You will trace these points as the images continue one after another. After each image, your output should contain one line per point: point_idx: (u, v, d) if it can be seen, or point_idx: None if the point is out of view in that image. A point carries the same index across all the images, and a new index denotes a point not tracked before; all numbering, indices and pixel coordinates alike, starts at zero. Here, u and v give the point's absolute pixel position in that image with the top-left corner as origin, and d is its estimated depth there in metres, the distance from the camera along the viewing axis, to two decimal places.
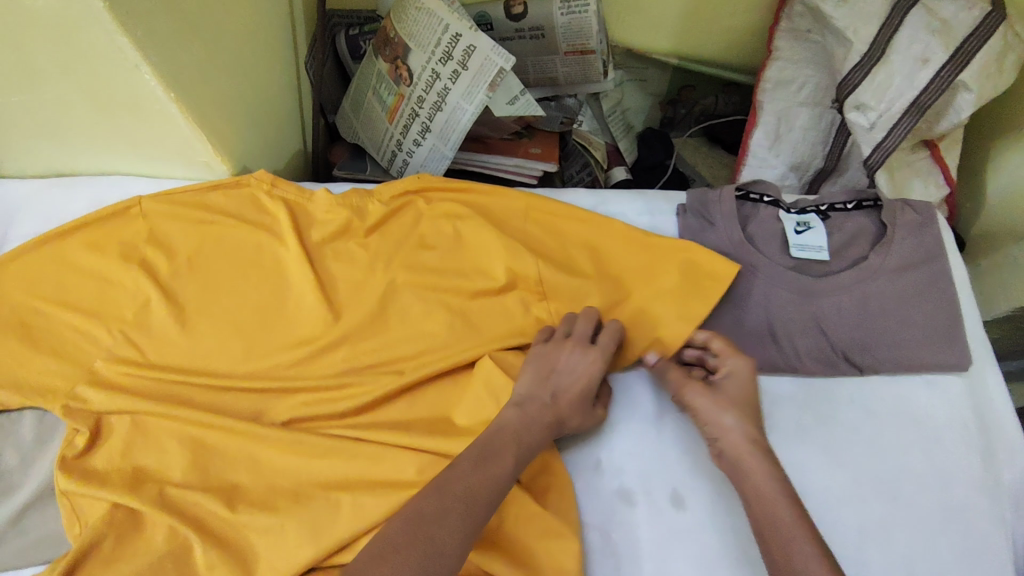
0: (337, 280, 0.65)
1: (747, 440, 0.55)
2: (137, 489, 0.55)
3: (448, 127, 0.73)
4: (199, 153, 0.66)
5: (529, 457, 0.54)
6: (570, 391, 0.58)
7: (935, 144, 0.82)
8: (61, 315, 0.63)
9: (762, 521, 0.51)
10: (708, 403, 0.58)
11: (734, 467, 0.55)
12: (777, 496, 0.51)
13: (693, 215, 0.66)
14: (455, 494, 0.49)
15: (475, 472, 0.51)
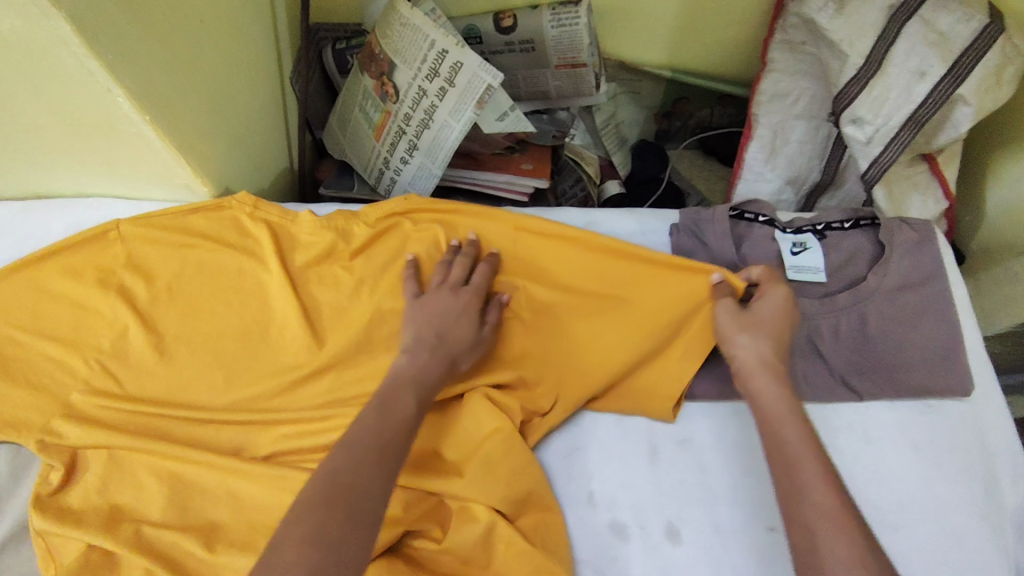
0: (321, 306, 0.64)
1: (760, 359, 0.53)
2: (111, 531, 0.53)
3: (435, 145, 0.71)
4: (178, 174, 0.64)
5: (428, 398, 0.53)
6: (456, 329, 0.58)
7: (934, 157, 0.80)
8: (35, 344, 0.61)
9: (790, 501, 0.45)
10: (730, 320, 0.56)
11: (751, 395, 0.52)
12: (810, 472, 0.45)
13: (686, 235, 0.64)
14: (365, 445, 0.47)
15: (381, 420, 0.49)
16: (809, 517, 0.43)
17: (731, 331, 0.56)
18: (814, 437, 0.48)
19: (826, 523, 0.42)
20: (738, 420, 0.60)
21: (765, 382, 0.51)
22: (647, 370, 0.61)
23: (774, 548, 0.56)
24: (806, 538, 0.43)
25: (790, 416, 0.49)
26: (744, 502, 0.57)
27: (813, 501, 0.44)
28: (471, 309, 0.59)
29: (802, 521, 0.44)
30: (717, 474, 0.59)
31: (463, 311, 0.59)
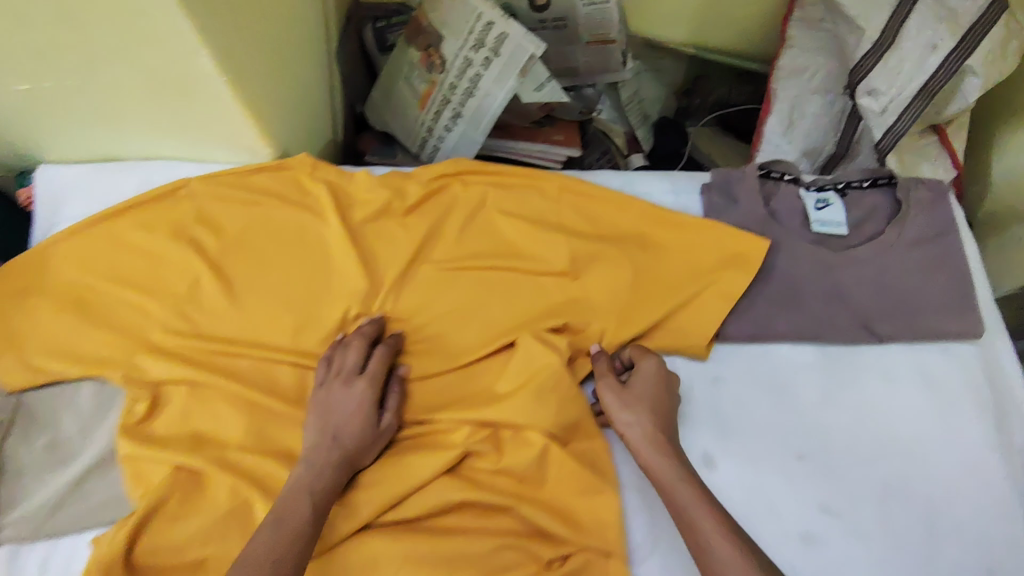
0: (378, 258, 0.68)
1: (646, 439, 0.58)
2: (197, 454, 0.59)
3: (478, 113, 0.76)
4: (244, 136, 0.69)
5: (331, 496, 0.55)
6: (361, 429, 0.58)
7: (944, 129, 0.86)
8: (114, 290, 0.66)
9: (702, 560, 0.51)
10: (615, 398, 0.60)
11: (655, 481, 0.56)
12: (708, 523, 0.52)
13: (717, 193, 0.69)
14: (257, 560, 0.50)
15: (297, 517, 0.52)
16: (721, 573, 0.50)
17: (614, 409, 0.60)
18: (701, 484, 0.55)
19: (741, 572, 0.49)
20: (767, 360, 0.66)
21: (645, 445, 0.57)
22: (684, 315, 0.65)
23: (800, 474, 0.62)
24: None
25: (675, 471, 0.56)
26: (773, 434, 0.63)
27: (721, 556, 0.50)
28: (369, 401, 0.59)
29: (717, 575, 0.50)
30: (748, 409, 0.64)
31: (365, 408, 0.59)
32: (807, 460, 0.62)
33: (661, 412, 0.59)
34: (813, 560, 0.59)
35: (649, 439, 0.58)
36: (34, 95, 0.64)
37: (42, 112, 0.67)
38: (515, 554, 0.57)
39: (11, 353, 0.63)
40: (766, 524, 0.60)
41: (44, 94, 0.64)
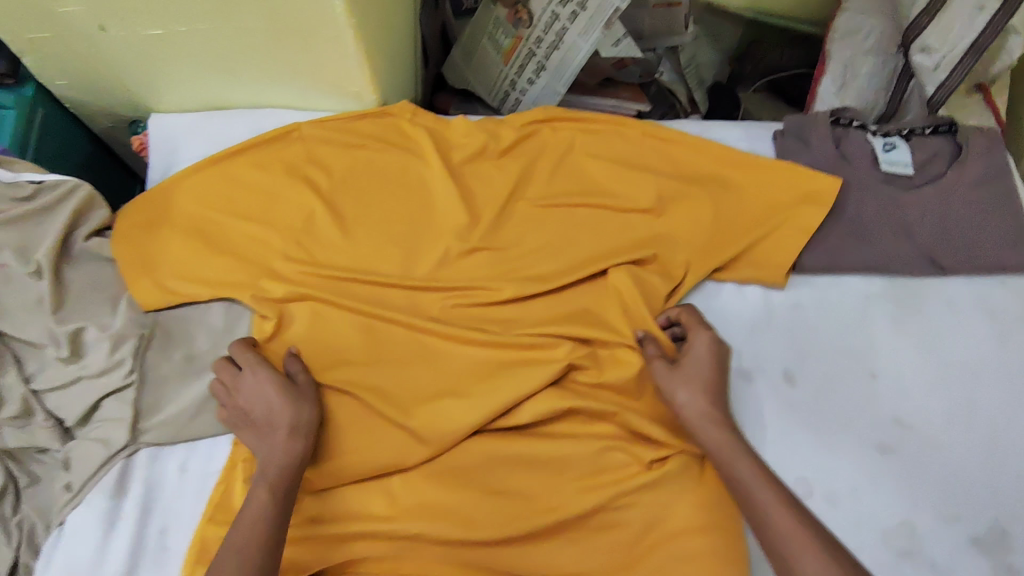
0: (476, 195, 0.74)
1: (699, 413, 0.59)
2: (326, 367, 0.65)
3: (563, 64, 0.81)
4: (354, 83, 0.74)
5: (284, 474, 0.56)
6: (292, 414, 0.59)
7: (988, 87, 0.91)
8: (235, 223, 0.71)
9: (765, 537, 0.52)
10: (666, 376, 0.61)
11: (727, 474, 0.56)
12: (770, 500, 0.53)
13: (792, 137, 0.75)
14: (236, 548, 0.52)
15: (254, 512, 0.54)
16: (781, 548, 0.50)
17: (669, 387, 0.61)
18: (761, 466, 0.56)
19: (799, 548, 0.49)
20: (839, 291, 0.71)
21: (705, 419, 0.59)
22: (761, 249, 0.71)
23: (874, 391, 0.68)
24: (781, 557, 0.50)
25: (739, 453, 0.56)
26: (848, 356, 0.69)
27: (781, 532, 0.51)
28: (271, 378, 0.60)
29: (778, 551, 0.50)
30: (823, 334, 0.70)
31: (278, 393, 0.59)
32: (881, 379, 0.68)
33: (712, 386, 0.61)
34: (887, 466, 0.65)
35: (705, 415, 0.59)
36: (164, 41, 0.69)
37: (165, 58, 0.72)
38: (617, 455, 0.63)
39: (145, 276, 0.68)
40: (844, 436, 0.66)
41: (173, 39, 0.69)
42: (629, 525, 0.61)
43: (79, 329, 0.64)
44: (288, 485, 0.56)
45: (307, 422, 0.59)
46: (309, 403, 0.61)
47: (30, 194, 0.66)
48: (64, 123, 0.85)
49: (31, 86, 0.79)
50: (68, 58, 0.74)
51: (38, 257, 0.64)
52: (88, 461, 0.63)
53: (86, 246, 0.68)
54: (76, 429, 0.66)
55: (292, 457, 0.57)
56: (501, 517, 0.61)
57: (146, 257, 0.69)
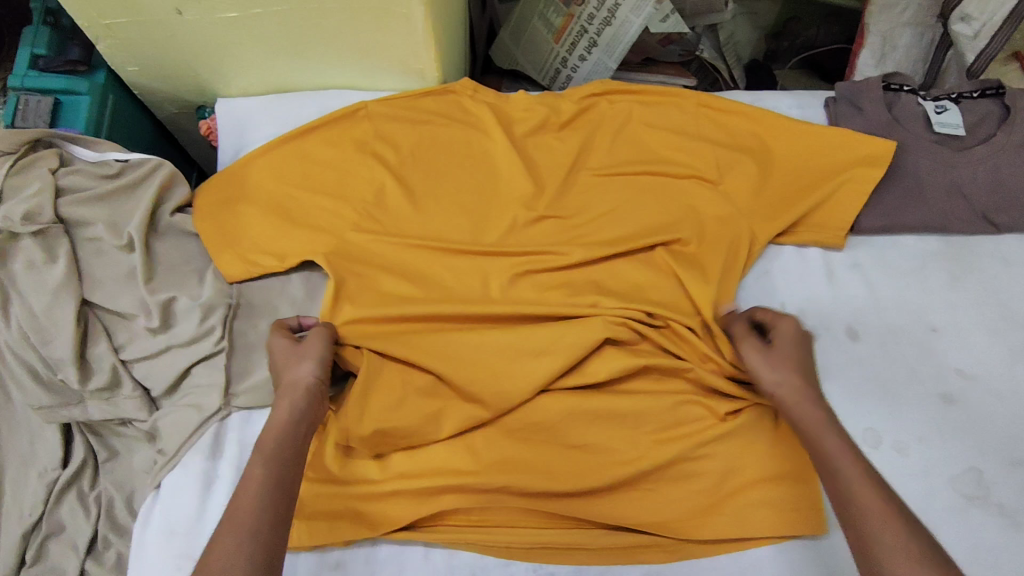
0: (539, 166, 0.77)
1: (796, 386, 0.58)
2: (408, 328, 0.68)
3: (614, 40, 0.83)
4: (419, 60, 0.78)
5: (298, 421, 0.58)
6: (291, 371, 0.61)
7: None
8: (310, 197, 0.74)
9: (845, 515, 0.49)
10: (761, 356, 0.61)
11: (810, 446, 0.54)
12: (851, 468, 0.51)
13: (844, 102, 0.77)
14: (252, 478, 0.53)
15: (263, 455, 0.54)
16: (862, 527, 0.48)
17: (760, 367, 0.60)
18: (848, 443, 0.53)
19: (882, 529, 0.47)
20: (896, 250, 0.74)
21: (798, 397, 0.57)
22: (819, 212, 0.73)
23: (935, 344, 0.70)
24: (857, 525, 0.48)
25: (828, 430, 0.54)
26: (907, 312, 0.71)
27: (862, 512, 0.48)
28: (285, 339, 0.63)
29: (858, 530, 0.48)
30: (881, 291, 0.72)
31: (290, 352, 0.62)
32: (940, 332, 0.70)
33: (802, 368, 0.60)
34: (950, 414, 0.67)
35: (796, 395, 0.57)
36: (240, 23, 0.73)
37: (238, 41, 0.76)
38: (690, 409, 0.65)
39: (227, 249, 0.71)
40: (908, 388, 0.68)
41: (249, 21, 0.72)
42: (706, 475, 0.62)
43: (170, 297, 0.67)
44: (292, 437, 0.56)
45: (308, 376, 0.60)
46: (311, 358, 0.62)
47: (116, 172, 0.70)
48: (130, 111, 0.88)
49: (102, 73, 0.82)
50: (143, 44, 0.77)
51: (129, 231, 0.67)
52: (183, 425, 0.66)
53: (171, 221, 0.71)
54: (161, 399, 0.68)
55: (292, 410, 0.58)
56: (581, 471, 0.62)
57: (230, 232, 0.72)
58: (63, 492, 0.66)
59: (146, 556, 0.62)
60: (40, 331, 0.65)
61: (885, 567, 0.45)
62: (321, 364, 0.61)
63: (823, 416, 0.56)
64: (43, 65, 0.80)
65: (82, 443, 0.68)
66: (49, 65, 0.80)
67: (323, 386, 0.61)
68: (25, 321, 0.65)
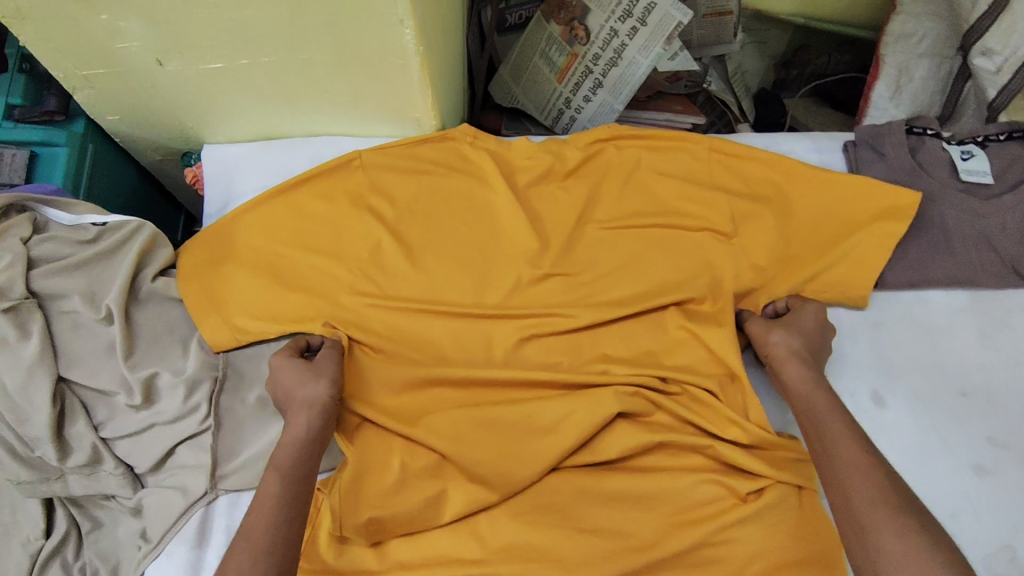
0: (543, 219, 0.72)
1: (792, 351, 0.61)
2: (408, 399, 0.64)
3: (621, 81, 0.80)
4: (416, 108, 0.74)
5: (312, 444, 0.56)
6: (303, 388, 0.58)
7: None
8: (301, 256, 0.69)
9: (838, 500, 0.50)
10: (763, 325, 0.64)
11: (804, 410, 0.57)
12: (839, 433, 0.53)
13: (865, 148, 0.74)
14: (265, 498, 0.52)
15: (272, 484, 0.52)
16: (858, 516, 0.48)
17: (764, 332, 0.63)
18: (852, 429, 0.54)
19: (877, 518, 0.48)
20: (922, 306, 0.70)
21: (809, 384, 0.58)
22: (841, 267, 0.69)
23: (966, 409, 0.66)
24: (838, 482, 0.51)
25: (832, 415, 0.55)
26: (935, 374, 0.67)
27: (861, 498, 0.49)
28: (289, 359, 0.60)
29: (854, 518, 0.49)
30: (907, 350, 0.68)
31: (296, 372, 0.59)
32: (972, 396, 0.66)
33: (805, 337, 0.62)
34: (984, 486, 0.63)
35: (809, 381, 0.59)
36: (227, 73, 0.69)
37: (224, 90, 0.72)
38: (708, 487, 0.61)
39: (214, 315, 0.66)
40: (939, 457, 0.64)
41: (236, 71, 0.68)
42: (730, 561, 0.57)
43: (152, 374, 0.63)
44: (306, 456, 0.55)
45: (321, 393, 0.58)
46: (323, 376, 0.59)
47: (93, 238, 0.66)
48: (112, 158, 0.84)
49: (81, 123, 0.78)
50: (123, 93, 0.73)
51: (108, 303, 0.63)
52: (166, 511, 0.62)
53: (153, 287, 0.66)
54: (145, 476, 0.65)
55: (306, 431, 0.56)
56: (594, 559, 0.58)
57: (217, 296, 0.67)
58: (40, 570, 0.62)
59: None
60: (15, 411, 0.61)
61: (862, 519, 0.48)
62: (333, 381, 0.59)
63: (829, 399, 0.57)
64: (18, 115, 0.76)
65: (61, 515, 0.65)
66: (25, 116, 0.76)
67: (335, 403, 0.58)
68: None
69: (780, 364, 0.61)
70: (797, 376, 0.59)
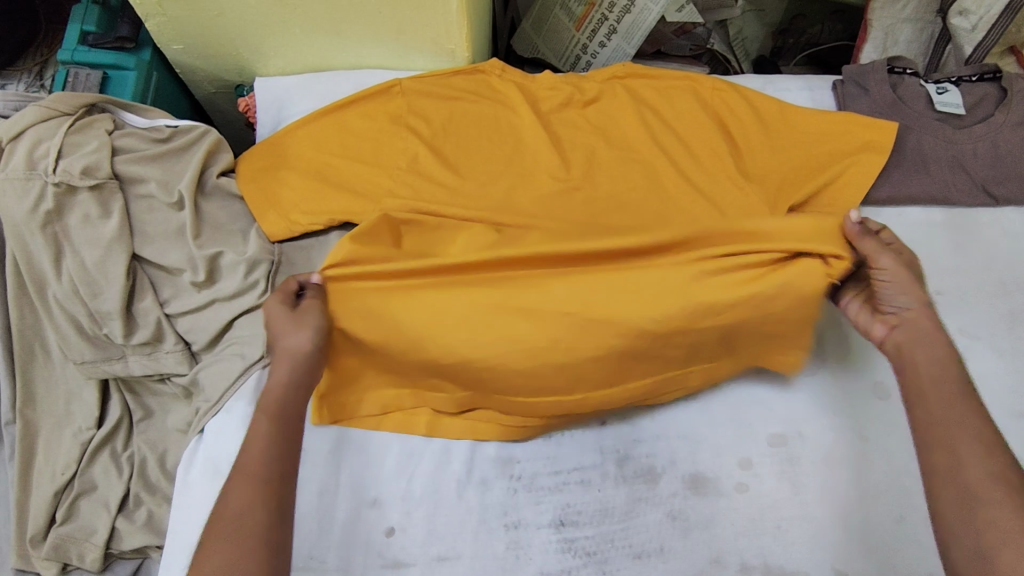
0: (563, 140, 0.80)
1: (931, 311, 0.61)
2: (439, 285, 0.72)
3: (633, 27, 0.90)
4: (451, 41, 0.83)
5: (296, 416, 0.58)
6: (289, 339, 0.60)
7: (1019, 50, 0.93)
8: (349, 164, 0.77)
9: (946, 470, 0.51)
10: (896, 263, 0.62)
11: (923, 386, 0.56)
12: (961, 412, 0.53)
13: (850, 83, 0.83)
14: (250, 465, 0.54)
15: (255, 452, 0.54)
16: (969, 486, 0.50)
17: (898, 273, 0.62)
18: (975, 407, 0.54)
19: (992, 493, 0.48)
20: (902, 219, 0.79)
21: (942, 359, 0.57)
22: (829, 188, 0.78)
23: (941, 302, 0.74)
24: (944, 450, 0.52)
25: (953, 394, 0.55)
26: None
27: (973, 471, 0.50)
28: (273, 309, 0.61)
29: (963, 486, 0.50)
30: None
31: (280, 320, 0.60)
32: (946, 294, 0.75)
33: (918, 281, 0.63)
34: None
35: (947, 353, 0.58)
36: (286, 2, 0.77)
37: (280, 20, 0.80)
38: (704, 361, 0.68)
39: (273, 212, 0.75)
40: None
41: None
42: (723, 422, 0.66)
43: (216, 253, 0.72)
44: (288, 419, 0.57)
45: (304, 346, 0.60)
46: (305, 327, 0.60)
47: (166, 137, 0.75)
48: (169, 89, 0.93)
49: (147, 51, 0.87)
50: (190, 23, 0.81)
51: (180, 189, 0.72)
52: (226, 373, 0.69)
53: (218, 183, 0.76)
54: (200, 353, 0.72)
55: (291, 374, 0.59)
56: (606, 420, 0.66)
57: (271, 195, 0.76)
58: (95, 453, 0.73)
59: (193, 490, 0.66)
60: (91, 285, 0.69)
61: (977, 494, 0.49)
62: (315, 332, 0.60)
63: (963, 383, 0.56)
64: (93, 40, 0.85)
65: (117, 400, 0.75)
66: (99, 41, 0.85)
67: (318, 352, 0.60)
68: (77, 275, 0.68)
69: (914, 318, 0.60)
70: (935, 347, 0.58)
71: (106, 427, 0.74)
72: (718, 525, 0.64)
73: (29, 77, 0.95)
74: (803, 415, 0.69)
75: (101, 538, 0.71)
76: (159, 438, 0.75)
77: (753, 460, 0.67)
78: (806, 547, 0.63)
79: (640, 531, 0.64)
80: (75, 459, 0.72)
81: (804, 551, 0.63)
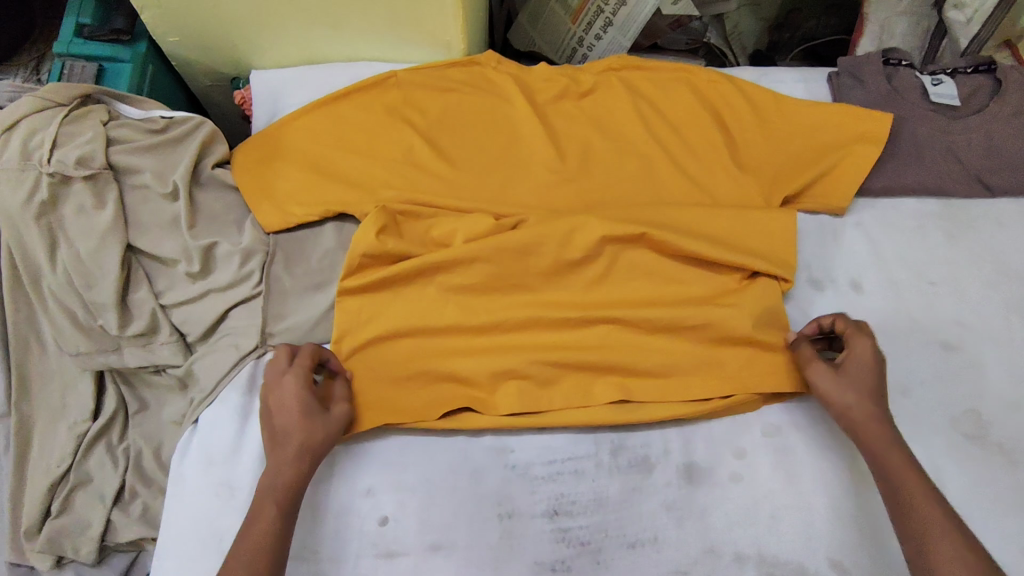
0: (559, 132, 0.80)
1: (874, 411, 0.61)
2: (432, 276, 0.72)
3: (629, 19, 0.90)
4: (446, 32, 0.83)
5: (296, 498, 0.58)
6: (303, 429, 0.60)
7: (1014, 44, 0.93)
8: (344, 155, 0.77)
9: (918, 560, 0.53)
10: (831, 380, 0.63)
11: (881, 473, 0.58)
12: (917, 489, 0.55)
13: (846, 75, 0.83)
14: (250, 551, 0.54)
15: (259, 538, 0.55)
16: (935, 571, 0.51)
17: (832, 390, 0.62)
18: (926, 485, 0.56)
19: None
20: (896, 211, 0.79)
21: (889, 446, 0.59)
22: (825, 179, 0.77)
23: (935, 295, 0.74)
24: (914, 535, 0.53)
25: (910, 476, 0.56)
26: (909, 267, 0.76)
27: (941, 558, 0.51)
28: (293, 394, 0.61)
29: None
30: (884, 249, 0.77)
31: (298, 406, 0.61)
32: (940, 287, 0.75)
33: (874, 387, 0.62)
34: (951, 359, 0.70)
35: (890, 437, 0.59)
36: None
37: (275, 12, 0.80)
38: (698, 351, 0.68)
39: (267, 202, 0.75)
40: (912, 337, 0.72)
41: None
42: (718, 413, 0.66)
43: (210, 243, 0.72)
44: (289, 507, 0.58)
45: (319, 435, 0.60)
46: (323, 421, 0.61)
47: (161, 128, 0.75)
48: (165, 82, 0.93)
49: (143, 44, 0.87)
50: (185, 15, 0.81)
51: (174, 179, 0.72)
52: (220, 365, 0.69)
53: (213, 174, 0.76)
54: (195, 344, 0.72)
55: (300, 463, 0.59)
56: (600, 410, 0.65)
57: (266, 186, 0.76)
58: (91, 445, 0.73)
59: (186, 484, 0.65)
60: (86, 275, 0.69)
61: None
62: (334, 424, 0.61)
63: (917, 472, 0.57)
64: (88, 32, 0.85)
65: (112, 394, 0.75)
66: (94, 33, 0.84)
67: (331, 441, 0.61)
68: (71, 265, 0.68)
69: (853, 416, 0.61)
70: (882, 434, 0.59)
71: (101, 420, 0.74)
72: (712, 514, 0.64)
73: (26, 70, 0.95)
74: (798, 406, 0.69)
75: (96, 531, 0.71)
76: (154, 432, 0.74)
77: (747, 450, 0.67)
78: (800, 538, 0.63)
79: (634, 521, 0.64)
80: (70, 451, 0.72)
81: (799, 542, 0.63)
